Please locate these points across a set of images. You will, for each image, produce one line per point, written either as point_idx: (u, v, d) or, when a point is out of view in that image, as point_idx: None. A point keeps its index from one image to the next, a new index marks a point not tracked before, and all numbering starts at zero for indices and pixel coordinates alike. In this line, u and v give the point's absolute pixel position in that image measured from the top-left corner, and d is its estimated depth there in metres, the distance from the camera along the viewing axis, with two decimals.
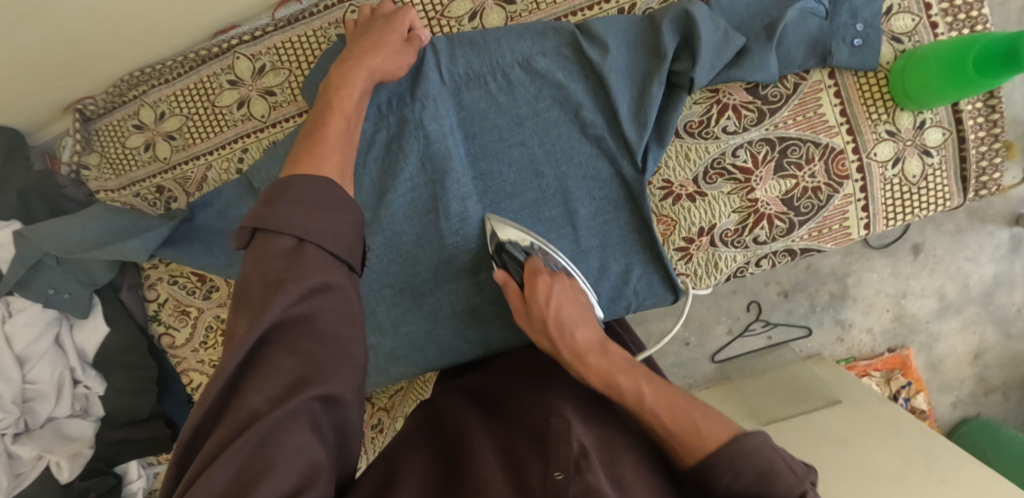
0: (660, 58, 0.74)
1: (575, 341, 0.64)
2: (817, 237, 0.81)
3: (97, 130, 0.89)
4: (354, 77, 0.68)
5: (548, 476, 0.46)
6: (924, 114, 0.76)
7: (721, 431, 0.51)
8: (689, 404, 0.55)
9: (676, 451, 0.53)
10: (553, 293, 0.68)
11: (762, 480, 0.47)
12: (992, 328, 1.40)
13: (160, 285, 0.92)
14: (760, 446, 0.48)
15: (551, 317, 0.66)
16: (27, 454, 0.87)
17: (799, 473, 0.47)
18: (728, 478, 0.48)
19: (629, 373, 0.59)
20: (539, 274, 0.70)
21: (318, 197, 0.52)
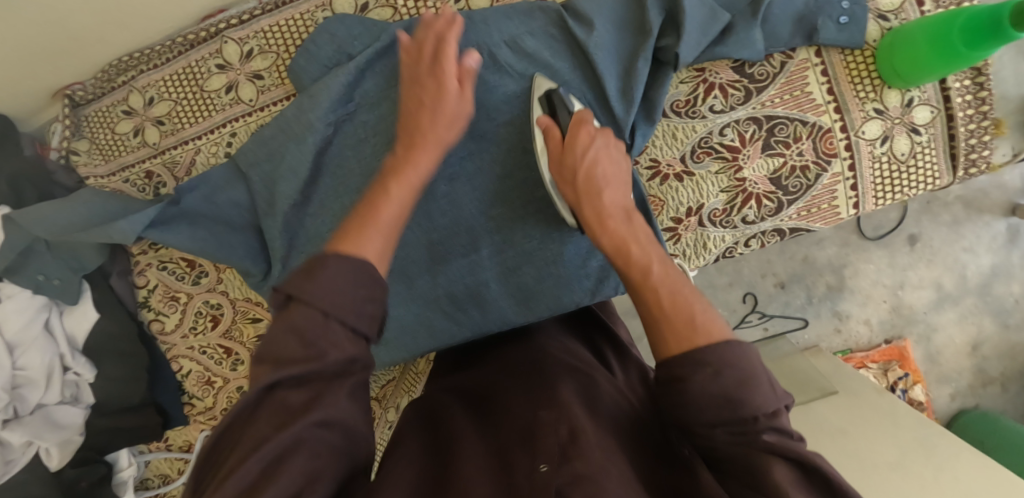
0: (645, 35, 0.75)
1: (601, 202, 0.61)
2: (806, 216, 0.81)
3: (87, 116, 0.89)
4: (420, 154, 0.62)
5: (534, 470, 0.45)
6: (912, 91, 0.76)
7: (716, 329, 0.46)
8: (689, 290, 0.50)
9: (660, 337, 0.47)
10: (593, 147, 0.65)
11: (742, 387, 0.43)
12: (990, 319, 1.39)
13: (149, 271, 0.92)
14: (748, 355, 0.44)
15: (585, 167, 0.63)
16: (16, 440, 0.85)
17: (777, 394, 0.44)
18: (707, 381, 0.43)
19: (644, 248, 0.55)
20: (584, 124, 0.67)
21: (346, 273, 0.45)
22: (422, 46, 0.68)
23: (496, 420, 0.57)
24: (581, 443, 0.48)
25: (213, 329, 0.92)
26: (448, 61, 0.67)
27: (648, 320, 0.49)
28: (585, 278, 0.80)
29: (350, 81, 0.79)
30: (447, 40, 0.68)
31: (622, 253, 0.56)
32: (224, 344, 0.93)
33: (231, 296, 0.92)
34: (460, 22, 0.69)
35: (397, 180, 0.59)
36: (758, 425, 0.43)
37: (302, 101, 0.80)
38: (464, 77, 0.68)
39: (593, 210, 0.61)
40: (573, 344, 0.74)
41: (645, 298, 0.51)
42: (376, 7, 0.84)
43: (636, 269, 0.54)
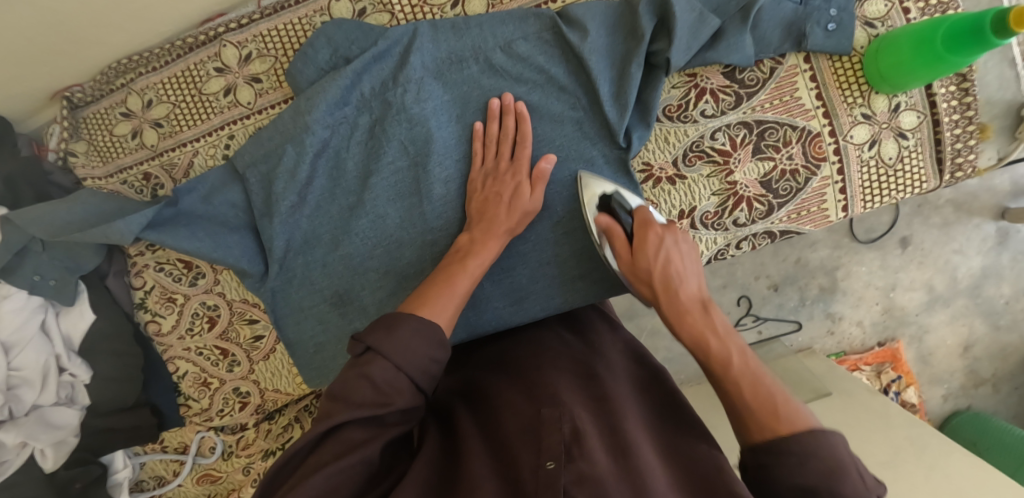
0: (637, 39, 0.76)
1: (677, 296, 0.61)
2: (796, 219, 0.82)
3: (85, 118, 0.90)
4: (491, 239, 0.72)
5: (540, 467, 0.49)
6: (899, 97, 0.78)
7: (800, 421, 0.49)
8: (775, 385, 0.52)
9: (745, 426, 0.51)
10: (664, 248, 0.65)
11: (829, 477, 0.45)
12: (981, 320, 1.41)
13: (146, 272, 0.93)
14: (834, 446, 0.47)
15: (658, 267, 0.64)
16: (10, 440, 0.86)
17: (863, 480, 0.46)
18: (793, 468, 0.46)
19: (722, 338, 0.56)
20: (651, 225, 0.67)
21: (423, 342, 0.56)
22: (502, 145, 0.78)
23: (498, 413, 0.60)
24: (584, 440, 0.52)
25: (209, 331, 0.93)
26: (524, 160, 0.76)
27: (737, 415, 0.52)
28: (579, 278, 0.82)
29: (347, 84, 0.80)
30: (524, 138, 0.77)
31: (699, 344, 0.57)
32: (222, 346, 0.93)
33: (228, 298, 0.92)
34: (526, 116, 0.78)
35: (472, 259, 0.69)
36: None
37: (298, 103, 0.81)
38: (538, 176, 0.76)
39: (669, 307, 0.61)
40: (572, 334, 0.77)
41: (730, 400, 0.53)
42: (374, 12, 0.85)
43: (718, 365, 0.55)
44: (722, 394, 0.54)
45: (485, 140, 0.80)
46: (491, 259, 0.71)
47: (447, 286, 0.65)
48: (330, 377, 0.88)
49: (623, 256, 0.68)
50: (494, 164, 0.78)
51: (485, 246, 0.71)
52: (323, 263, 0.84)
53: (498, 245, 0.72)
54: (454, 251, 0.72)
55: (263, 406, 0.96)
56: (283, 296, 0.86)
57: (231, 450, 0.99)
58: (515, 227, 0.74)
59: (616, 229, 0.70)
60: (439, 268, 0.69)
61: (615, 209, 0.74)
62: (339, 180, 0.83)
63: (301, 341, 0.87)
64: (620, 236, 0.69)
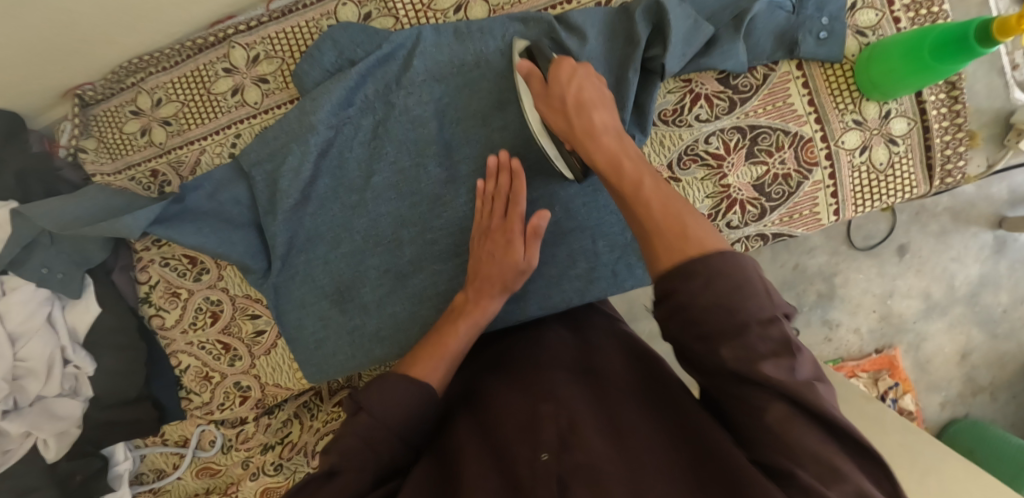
0: (634, 45, 0.78)
1: (591, 121, 0.65)
2: (788, 222, 0.84)
3: (96, 116, 0.92)
4: (488, 294, 0.74)
5: (539, 460, 0.53)
6: (889, 104, 0.80)
7: (708, 241, 0.49)
8: (680, 202, 0.54)
9: (657, 252, 0.51)
10: (577, 76, 0.68)
11: (735, 294, 0.46)
12: (978, 328, 1.42)
13: (152, 267, 0.94)
14: (741, 264, 0.47)
15: (571, 95, 0.67)
16: (15, 430, 0.87)
17: (775, 302, 0.47)
18: (698, 287, 0.47)
19: (635, 162, 0.59)
20: (564, 61, 0.70)
21: (404, 397, 0.62)
22: (496, 201, 0.76)
23: (500, 405, 0.64)
24: (576, 428, 0.55)
25: (212, 326, 0.94)
26: (513, 221, 0.73)
27: (648, 236, 0.53)
28: (574, 278, 0.84)
29: (351, 86, 0.82)
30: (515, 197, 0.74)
31: (614, 165, 0.60)
32: (223, 340, 0.95)
33: (231, 293, 0.94)
34: (520, 172, 0.75)
35: (463, 321, 0.74)
36: (750, 329, 0.46)
37: (304, 104, 0.83)
38: (532, 231, 0.71)
39: (583, 127, 0.65)
40: (569, 333, 0.79)
41: (640, 213, 0.54)
42: (378, 16, 0.87)
43: (632, 186, 0.57)
44: (633, 213, 0.56)
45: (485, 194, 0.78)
46: (483, 320, 0.74)
47: (439, 348, 0.71)
48: (330, 372, 0.90)
49: (541, 93, 0.71)
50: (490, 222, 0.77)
51: (476, 309, 0.74)
52: (325, 260, 0.86)
53: (489, 309, 0.74)
54: (451, 309, 0.77)
55: (263, 401, 0.98)
56: (284, 293, 0.88)
57: (231, 444, 1.00)
58: (507, 285, 0.74)
59: (535, 72, 0.72)
60: (442, 325, 0.75)
61: (537, 59, 0.76)
62: (342, 178, 0.85)
63: (301, 336, 0.89)
64: (537, 78, 0.72)
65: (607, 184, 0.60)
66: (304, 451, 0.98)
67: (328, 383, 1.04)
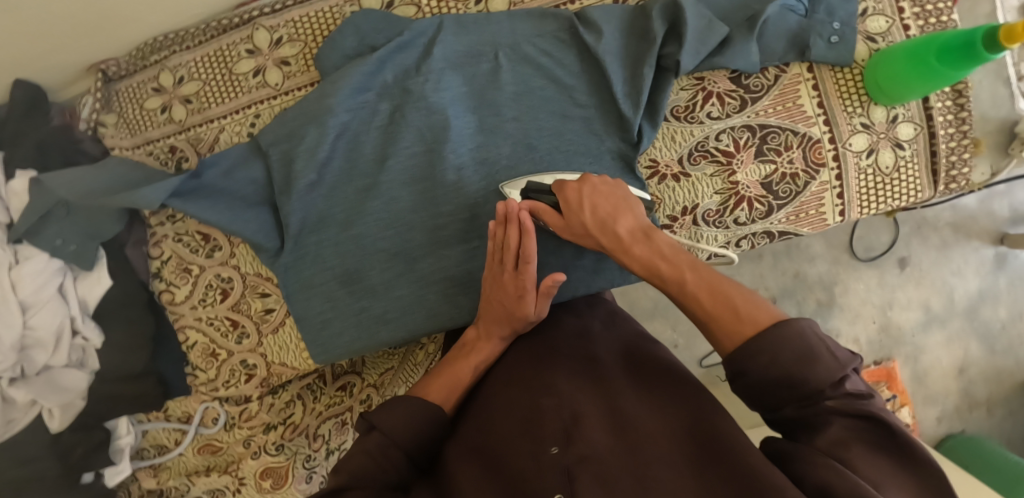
0: (649, 42, 0.80)
1: (619, 231, 0.67)
2: (794, 221, 0.85)
3: (119, 91, 0.94)
4: (493, 337, 0.74)
5: (545, 453, 0.59)
6: (897, 108, 0.82)
7: (763, 318, 0.54)
8: (725, 284, 0.58)
9: (719, 339, 0.56)
10: (586, 197, 0.70)
11: (804, 363, 0.50)
12: (976, 343, 1.43)
13: (165, 242, 0.96)
14: (801, 330, 0.51)
15: (590, 218, 0.69)
16: (21, 398, 0.88)
17: (841, 361, 0.50)
18: (762, 366, 0.51)
19: (673, 262, 0.62)
20: (567, 184, 0.71)
21: (417, 418, 0.64)
22: (506, 254, 0.70)
23: (511, 395, 0.68)
24: (579, 426, 0.60)
25: (222, 302, 0.95)
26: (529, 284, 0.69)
27: (706, 325, 0.57)
28: (581, 268, 0.85)
29: (371, 71, 0.84)
30: (528, 255, 0.68)
31: (653, 272, 0.64)
32: (232, 317, 0.96)
33: (242, 271, 0.95)
34: (531, 228, 0.68)
35: (474, 355, 0.74)
36: (823, 395, 0.50)
37: (323, 86, 0.84)
38: (544, 292, 0.70)
39: (614, 244, 0.67)
40: (570, 320, 0.79)
41: (694, 308, 0.59)
42: (401, 4, 0.89)
43: (677, 286, 0.61)
44: (691, 311, 0.60)
45: (495, 239, 0.72)
46: (495, 356, 0.75)
47: (452, 371, 0.73)
48: (335, 353, 0.90)
49: (558, 225, 0.73)
50: (502, 274, 0.72)
51: (488, 345, 0.75)
52: (335, 242, 0.87)
53: (497, 350, 0.75)
54: (463, 344, 0.77)
55: (268, 380, 0.98)
56: (294, 273, 0.89)
57: (234, 421, 1.01)
58: (518, 329, 0.74)
59: (540, 204, 0.74)
60: (447, 356, 0.76)
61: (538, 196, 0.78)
62: (356, 161, 0.86)
63: (307, 316, 0.90)
64: (546, 209, 0.74)
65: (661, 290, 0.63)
66: (306, 433, 1.02)
67: (331, 366, 1.05)
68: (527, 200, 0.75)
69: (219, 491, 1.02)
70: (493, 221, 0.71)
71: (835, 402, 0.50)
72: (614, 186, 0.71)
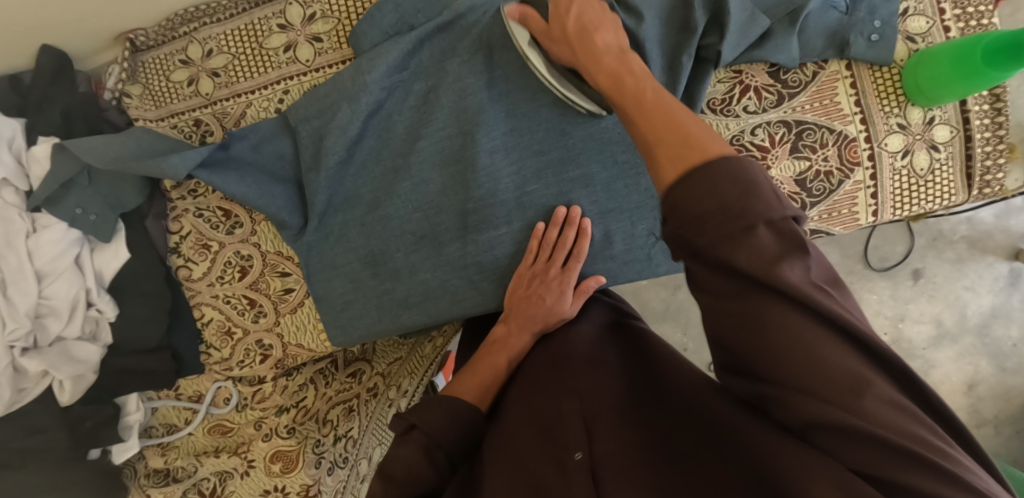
0: (690, 32, 0.79)
1: (595, 44, 0.64)
2: (826, 219, 0.85)
3: (144, 62, 0.91)
4: (521, 331, 0.78)
5: (571, 459, 0.52)
6: (934, 110, 0.81)
7: (712, 145, 0.43)
8: (677, 110, 0.48)
9: (657, 164, 0.45)
10: (574, 5, 0.69)
11: (741, 195, 0.40)
12: (987, 361, 1.41)
13: (185, 217, 0.94)
14: (744, 166, 0.41)
15: (573, 20, 0.68)
16: (32, 368, 0.86)
17: (783, 201, 0.41)
18: (696, 187, 0.41)
19: (637, 78, 0.55)
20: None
21: (455, 414, 0.63)
22: (554, 252, 0.81)
23: (529, 403, 0.65)
24: (598, 426, 0.55)
25: (240, 280, 0.94)
26: (573, 278, 0.79)
27: (646, 144, 0.48)
28: (610, 259, 0.85)
29: (407, 50, 0.83)
30: (577, 253, 0.81)
31: (614, 83, 0.57)
32: (250, 295, 0.94)
33: (263, 249, 0.93)
34: (587, 233, 0.81)
35: (503, 352, 0.76)
36: (776, 261, 0.39)
37: (359, 63, 0.83)
38: (582, 290, 0.80)
39: (586, 52, 0.65)
40: (584, 325, 0.78)
41: (635, 121, 0.51)
42: None
43: (631, 99, 0.53)
44: (634, 129, 0.50)
45: (541, 238, 0.81)
46: (519, 351, 0.77)
47: (480, 368, 0.74)
48: (355, 335, 0.91)
49: (541, 31, 0.76)
50: (543, 269, 0.81)
51: (516, 339, 0.77)
52: (361, 222, 0.86)
53: (524, 345, 0.77)
54: (492, 341, 0.79)
55: (283, 361, 0.97)
56: (317, 252, 0.89)
57: (247, 402, 1.00)
58: (547, 329, 0.78)
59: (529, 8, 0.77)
60: (473, 356, 0.77)
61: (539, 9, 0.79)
62: (388, 141, 0.85)
63: (329, 297, 0.90)
64: (535, 16, 0.77)
65: (613, 107, 0.55)
66: (317, 418, 1.00)
67: (344, 351, 1.03)
68: (517, 8, 0.79)
69: (226, 473, 0.99)
70: (543, 223, 0.82)
71: (795, 270, 0.39)
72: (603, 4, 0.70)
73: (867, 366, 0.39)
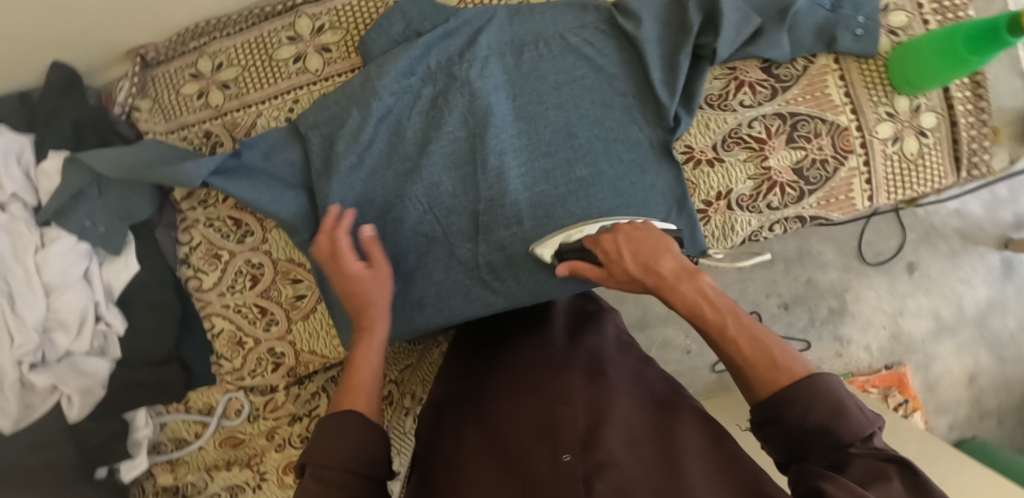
0: (686, 31, 0.84)
1: (663, 272, 0.65)
2: (825, 206, 0.88)
3: (153, 76, 0.93)
4: (372, 322, 0.72)
5: (559, 459, 0.61)
6: (919, 99, 0.85)
7: (798, 370, 0.58)
8: (760, 331, 0.61)
9: (752, 385, 0.60)
10: (623, 246, 0.67)
11: (835, 416, 0.55)
12: (986, 352, 1.45)
13: (195, 227, 0.94)
14: (829, 386, 0.56)
15: (632, 266, 0.66)
16: (41, 383, 0.85)
17: (867, 416, 0.56)
18: (805, 413, 0.55)
19: (717, 308, 0.62)
20: (601, 237, 0.69)
21: (360, 426, 0.60)
22: (326, 239, 0.74)
23: (521, 399, 0.71)
24: (594, 436, 0.63)
25: (251, 289, 0.94)
26: (345, 254, 0.73)
27: (739, 370, 0.61)
28: None
29: (416, 56, 0.86)
30: (335, 230, 0.74)
31: (697, 315, 0.63)
32: (260, 304, 0.94)
33: (274, 257, 0.94)
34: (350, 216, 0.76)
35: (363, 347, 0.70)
36: (851, 443, 0.54)
37: (369, 70, 0.86)
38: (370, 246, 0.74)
39: (664, 291, 0.65)
40: (590, 337, 0.82)
41: (732, 353, 0.61)
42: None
43: (718, 331, 0.62)
44: (722, 351, 0.62)
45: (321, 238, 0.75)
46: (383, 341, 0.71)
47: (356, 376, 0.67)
48: None
49: (604, 278, 0.70)
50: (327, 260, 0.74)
51: (373, 334, 0.71)
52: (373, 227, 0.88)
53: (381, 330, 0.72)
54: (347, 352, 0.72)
55: (295, 369, 0.97)
56: None
57: (258, 413, 0.99)
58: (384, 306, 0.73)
59: (580, 265, 0.70)
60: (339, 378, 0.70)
61: (580, 249, 0.75)
62: (398, 145, 0.87)
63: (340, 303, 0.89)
64: (587, 267, 0.70)
65: (698, 329, 0.64)
66: None
67: None
68: (562, 265, 0.71)
69: (237, 486, 1.00)
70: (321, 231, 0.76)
71: (861, 443, 0.54)
72: (641, 228, 0.69)
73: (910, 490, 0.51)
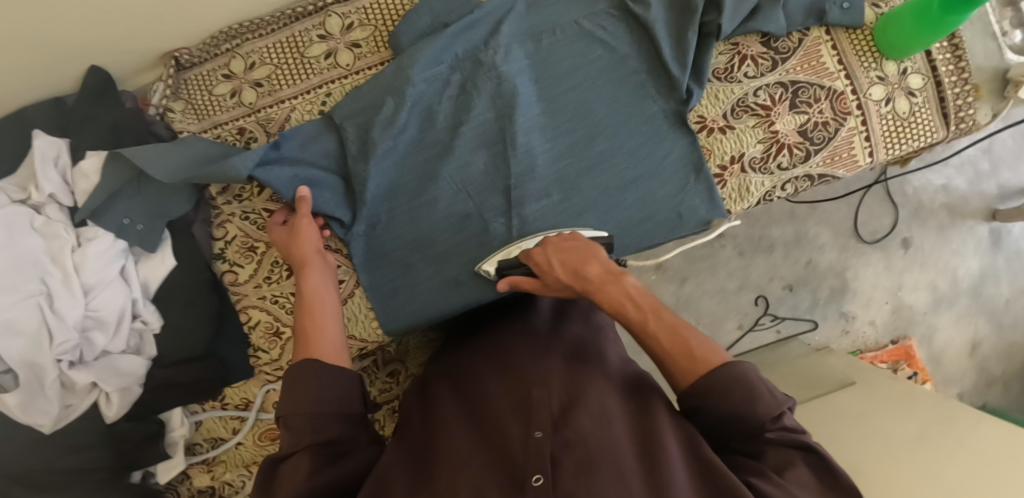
0: (690, 12, 0.90)
1: (591, 277, 0.74)
2: (830, 164, 0.94)
3: (187, 79, 0.97)
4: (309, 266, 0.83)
5: (529, 436, 0.62)
6: (905, 62, 0.93)
7: (715, 359, 0.67)
8: (680, 325, 0.70)
9: (677, 377, 0.68)
10: (552, 257, 0.76)
11: (749, 403, 0.62)
12: (984, 319, 1.52)
13: (231, 222, 0.96)
14: (744, 374, 0.64)
15: (562, 273, 0.75)
16: (81, 381, 0.84)
17: (779, 399, 0.63)
18: (719, 401, 0.64)
19: (641, 311, 0.71)
20: (532, 253, 0.79)
21: (328, 375, 0.68)
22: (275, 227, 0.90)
23: (503, 382, 0.72)
24: (566, 416, 0.64)
25: (289, 278, 0.95)
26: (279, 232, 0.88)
27: (665, 361, 0.69)
28: (646, 222, 0.92)
29: (443, 45, 0.90)
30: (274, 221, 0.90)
31: (623, 314, 0.72)
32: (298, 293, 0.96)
33: None
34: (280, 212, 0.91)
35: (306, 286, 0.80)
36: (765, 428, 0.63)
37: (400, 60, 0.90)
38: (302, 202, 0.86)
39: (596, 296, 0.73)
40: (571, 326, 0.84)
41: (655, 346, 0.70)
42: None
43: (641, 324, 0.71)
44: (649, 344, 0.71)
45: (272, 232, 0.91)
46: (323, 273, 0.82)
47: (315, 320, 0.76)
48: (405, 321, 0.93)
49: (539, 289, 0.79)
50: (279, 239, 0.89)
51: (313, 270, 0.82)
52: (408, 209, 0.91)
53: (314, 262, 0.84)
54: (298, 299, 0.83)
55: None
56: (367, 242, 0.92)
57: None
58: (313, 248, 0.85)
59: (519, 280, 0.79)
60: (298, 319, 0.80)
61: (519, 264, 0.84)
62: (429, 130, 0.91)
63: (377, 285, 0.93)
64: (525, 280, 0.79)
65: (628, 330, 0.72)
66: None
67: (382, 351, 1.07)
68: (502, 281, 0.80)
69: None
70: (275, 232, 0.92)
71: (775, 431, 0.63)
72: (571, 238, 0.79)
73: (809, 468, 0.61)
